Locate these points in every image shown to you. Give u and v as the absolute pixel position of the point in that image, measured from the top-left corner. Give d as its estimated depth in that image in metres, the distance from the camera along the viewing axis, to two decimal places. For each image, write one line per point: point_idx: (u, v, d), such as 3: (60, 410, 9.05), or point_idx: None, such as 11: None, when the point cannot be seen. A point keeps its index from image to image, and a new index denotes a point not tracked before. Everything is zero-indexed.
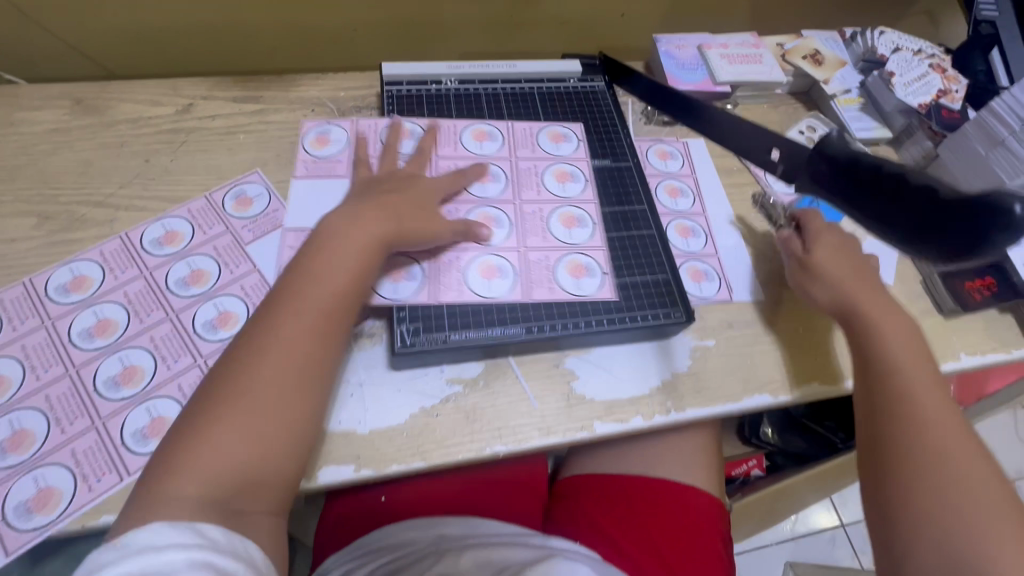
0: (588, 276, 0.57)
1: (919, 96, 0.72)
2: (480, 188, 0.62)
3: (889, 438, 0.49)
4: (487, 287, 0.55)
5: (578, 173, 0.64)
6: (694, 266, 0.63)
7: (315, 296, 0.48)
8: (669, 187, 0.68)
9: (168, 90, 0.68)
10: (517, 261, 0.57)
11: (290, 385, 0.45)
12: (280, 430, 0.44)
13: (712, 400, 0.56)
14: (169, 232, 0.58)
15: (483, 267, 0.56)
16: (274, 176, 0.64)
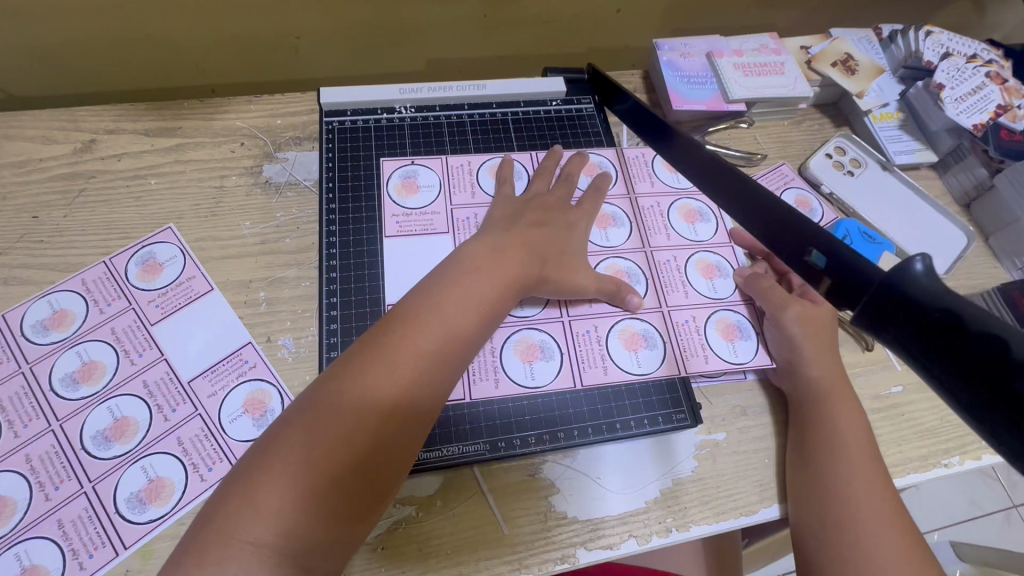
0: (552, 360, 0.48)
1: (975, 113, 0.59)
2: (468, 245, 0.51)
3: (833, 522, 0.40)
4: (529, 372, 0.48)
5: (619, 216, 0.55)
6: (724, 317, 0.52)
7: (440, 327, 0.40)
8: (702, 262, 0.54)
9: (66, 122, 0.56)
10: (509, 347, 0.48)
11: (368, 430, 0.36)
12: (344, 485, 0.34)
13: (722, 514, 0.45)
14: (57, 312, 0.47)
15: (521, 347, 0.48)
16: (190, 231, 0.53)
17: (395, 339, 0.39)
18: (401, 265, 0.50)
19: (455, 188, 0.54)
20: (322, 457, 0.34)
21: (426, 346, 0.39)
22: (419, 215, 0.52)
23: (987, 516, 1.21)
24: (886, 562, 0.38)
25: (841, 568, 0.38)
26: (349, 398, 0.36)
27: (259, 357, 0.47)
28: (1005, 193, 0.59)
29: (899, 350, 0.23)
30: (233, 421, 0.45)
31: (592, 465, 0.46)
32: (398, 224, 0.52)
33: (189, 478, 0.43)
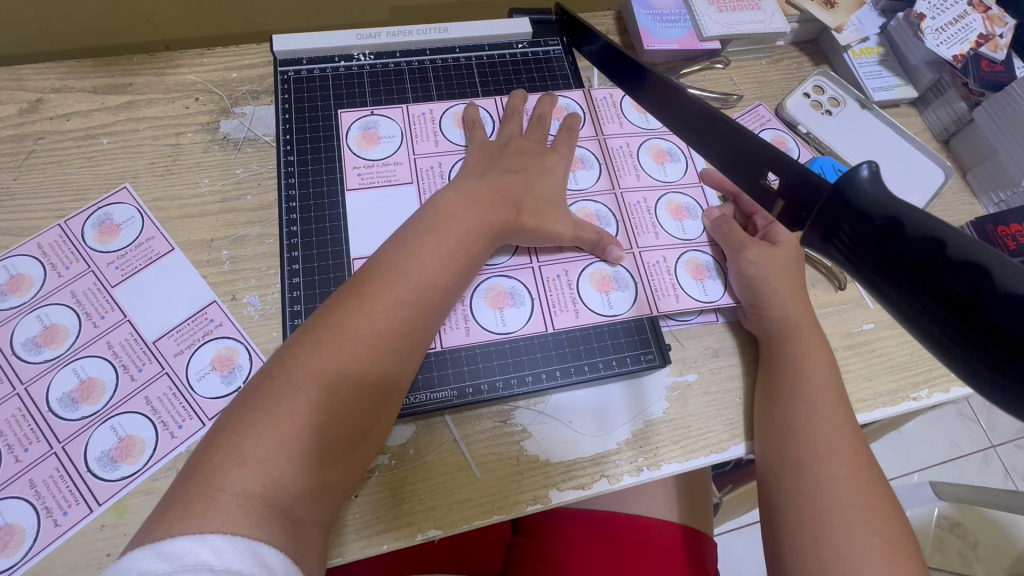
0: (514, 306, 0.48)
1: (955, 44, 0.57)
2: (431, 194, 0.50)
3: (794, 456, 0.41)
4: (499, 319, 0.47)
5: (588, 158, 0.54)
6: (694, 257, 0.52)
7: (416, 277, 0.39)
8: (673, 203, 0.54)
9: (9, 81, 0.54)
10: (477, 295, 0.48)
11: (351, 382, 0.35)
12: (328, 438, 0.34)
13: (693, 452, 0.46)
14: (13, 277, 0.46)
15: (491, 294, 0.48)
16: (146, 191, 0.51)
17: (376, 290, 0.38)
18: (365, 218, 0.49)
19: (418, 136, 0.52)
20: (303, 408, 0.33)
21: (404, 298, 0.38)
22: (382, 165, 0.51)
23: (966, 456, 1.25)
24: (838, 495, 0.38)
25: (798, 504, 0.39)
26: (331, 349, 0.35)
27: (225, 316, 0.47)
28: (984, 127, 0.58)
29: (848, 267, 0.23)
30: (201, 380, 0.45)
31: (564, 409, 0.46)
32: (360, 176, 0.51)
33: (160, 436, 0.43)
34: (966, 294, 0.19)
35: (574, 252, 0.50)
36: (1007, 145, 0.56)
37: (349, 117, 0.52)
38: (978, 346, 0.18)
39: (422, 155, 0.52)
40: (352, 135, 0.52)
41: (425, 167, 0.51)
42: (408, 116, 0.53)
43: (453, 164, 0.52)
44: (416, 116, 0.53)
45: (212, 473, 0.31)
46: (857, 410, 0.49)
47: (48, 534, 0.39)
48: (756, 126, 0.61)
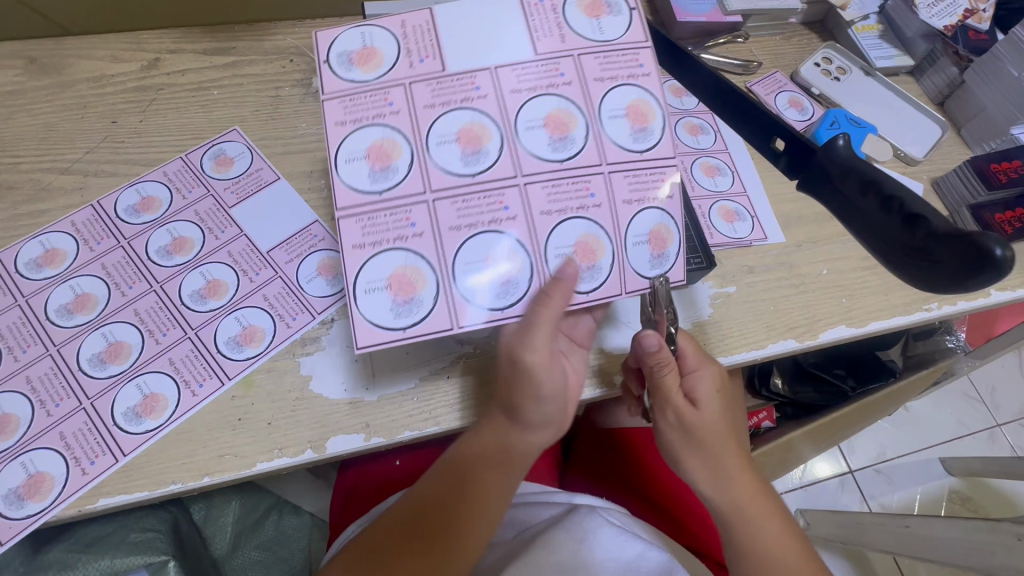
0: (505, 275, 0.42)
1: (944, 18, 0.67)
2: (465, 159, 0.43)
3: (705, 453, 0.47)
4: (493, 293, 0.42)
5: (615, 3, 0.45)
6: (725, 205, 0.60)
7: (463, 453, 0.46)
8: (705, 164, 0.62)
9: (131, 44, 0.62)
10: (518, 164, 0.43)
11: (395, 521, 0.46)
12: (392, 531, 0.45)
13: (735, 349, 0.53)
14: (144, 198, 0.54)
15: (492, 259, 0.42)
16: (253, 132, 0.59)
17: (475, 466, 0.45)
18: (368, 152, 0.42)
19: (415, 49, 0.44)
20: (376, 533, 0.46)
21: (452, 471, 0.46)
22: (369, 91, 0.43)
23: (973, 433, 1.36)
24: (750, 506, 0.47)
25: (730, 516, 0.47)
26: (410, 496, 0.47)
27: (327, 232, 0.54)
28: (975, 87, 0.67)
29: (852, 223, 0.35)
30: (309, 283, 0.51)
31: (641, 258, 0.44)
32: (344, 112, 0.43)
33: (277, 326, 0.49)
34: (919, 232, 0.31)
35: (598, 58, 0.44)
36: (995, 100, 0.65)
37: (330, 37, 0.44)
38: (933, 268, 0.30)
39: (428, 79, 0.43)
40: (341, 56, 0.43)
41: (445, 92, 0.43)
42: (407, 26, 0.44)
43: (491, 83, 0.43)
44: (420, 25, 0.44)
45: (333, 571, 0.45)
46: (877, 317, 0.56)
47: (187, 402, 0.45)
48: (776, 87, 0.70)
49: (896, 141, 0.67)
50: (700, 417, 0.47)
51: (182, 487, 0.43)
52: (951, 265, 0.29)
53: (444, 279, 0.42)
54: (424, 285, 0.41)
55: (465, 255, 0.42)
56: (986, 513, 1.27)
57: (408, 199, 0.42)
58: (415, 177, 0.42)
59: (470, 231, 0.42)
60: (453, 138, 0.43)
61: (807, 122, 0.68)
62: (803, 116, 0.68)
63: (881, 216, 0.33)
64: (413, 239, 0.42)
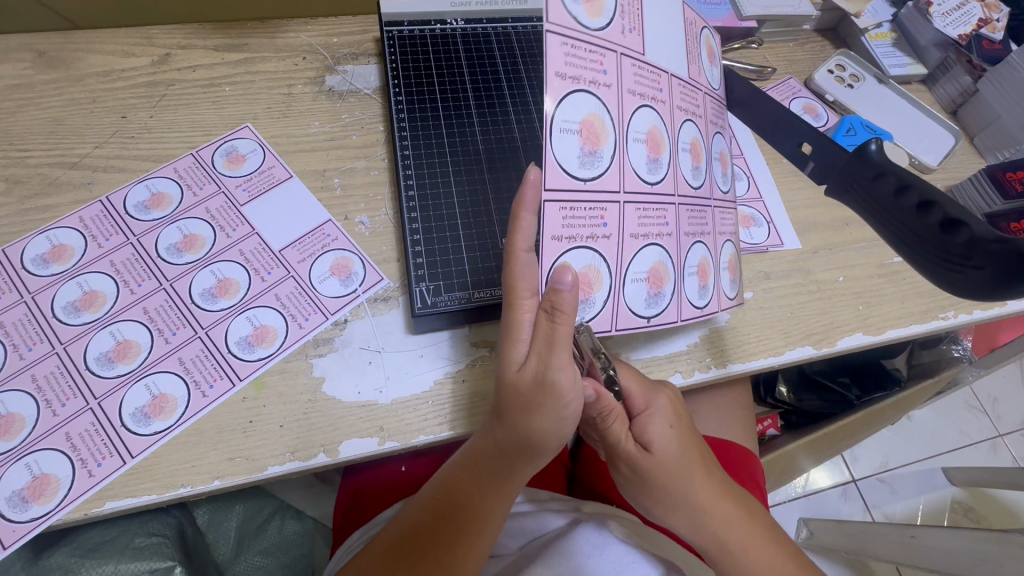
0: (660, 290, 0.44)
1: (958, 27, 0.67)
2: (650, 163, 0.41)
3: (673, 492, 0.44)
4: (649, 300, 0.43)
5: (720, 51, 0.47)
6: (740, 210, 0.59)
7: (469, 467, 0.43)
8: None
9: (142, 39, 0.61)
10: (677, 186, 0.43)
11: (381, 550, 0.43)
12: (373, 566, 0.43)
13: (753, 355, 0.52)
14: (155, 194, 0.53)
15: (652, 272, 0.43)
16: (266, 130, 0.58)
17: (478, 482, 0.43)
18: (582, 126, 0.37)
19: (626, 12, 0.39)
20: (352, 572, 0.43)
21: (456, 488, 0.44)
22: (590, 45, 0.37)
23: (974, 443, 1.36)
24: (734, 534, 0.45)
25: (716, 548, 0.46)
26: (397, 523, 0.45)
27: (340, 232, 0.53)
28: (989, 97, 0.67)
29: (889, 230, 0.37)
30: (323, 285, 0.50)
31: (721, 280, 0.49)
32: (565, 63, 0.35)
33: (289, 327, 0.48)
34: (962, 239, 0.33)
35: (714, 101, 0.47)
36: (1010, 110, 0.65)
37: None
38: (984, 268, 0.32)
39: (631, 59, 0.39)
40: None
41: (642, 82, 0.40)
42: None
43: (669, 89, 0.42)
44: None
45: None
46: (893, 325, 0.56)
47: (197, 403, 0.44)
48: (790, 92, 0.70)
49: (909, 147, 0.67)
50: (655, 457, 0.44)
51: (191, 491, 0.42)
52: (989, 268, 0.32)
53: (618, 281, 0.42)
54: (600, 287, 0.41)
55: (635, 263, 0.42)
56: (989, 523, 1.26)
57: (606, 195, 0.39)
58: (614, 171, 0.39)
59: (641, 242, 0.42)
60: (643, 138, 0.40)
61: (821, 128, 0.68)
62: (817, 123, 0.68)
63: (912, 220, 0.35)
64: (602, 240, 0.40)
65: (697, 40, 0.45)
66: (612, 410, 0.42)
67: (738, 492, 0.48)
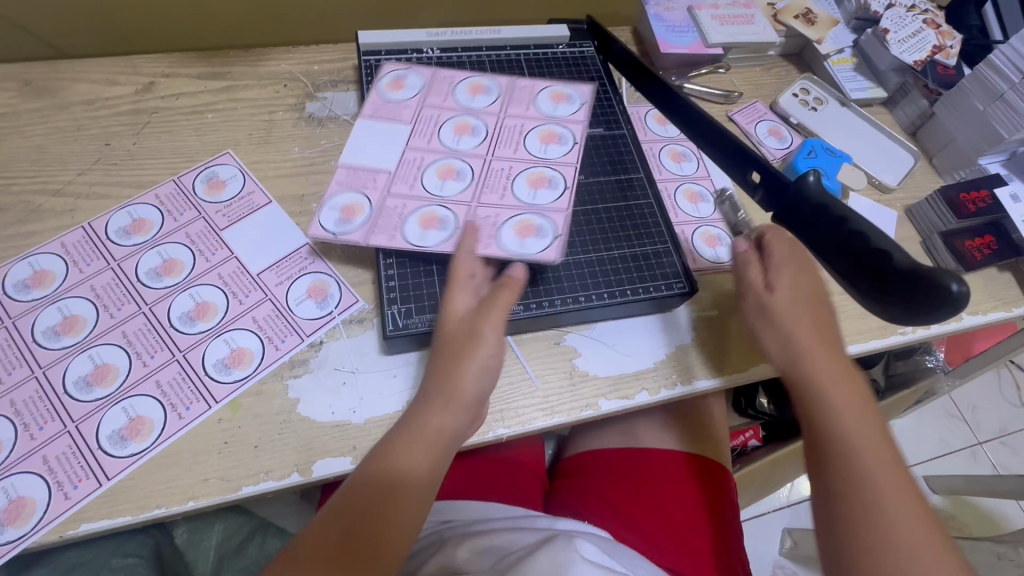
0: (536, 236, 0.51)
1: (914, 53, 0.70)
2: (516, 187, 0.54)
3: (818, 399, 0.45)
4: (522, 244, 0.50)
5: (573, 95, 0.60)
6: (707, 230, 0.61)
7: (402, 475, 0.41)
8: (689, 192, 0.63)
9: (127, 68, 0.63)
10: (526, 206, 0.53)
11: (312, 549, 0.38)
12: (318, 538, 0.39)
13: (718, 371, 0.54)
14: (136, 220, 0.54)
15: (520, 226, 0.51)
16: (246, 156, 0.60)
17: (413, 455, 0.42)
18: (400, 207, 0.52)
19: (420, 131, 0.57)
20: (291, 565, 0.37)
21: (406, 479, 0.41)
22: (398, 154, 0.55)
23: (954, 452, 1.38)
24: (871, 473, 0.41)
25: (850, 487, 0.41)
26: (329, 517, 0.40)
27: (317, 255, 0.55)
28: (944, 119, 0.70)
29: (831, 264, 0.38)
30: (300, 308, 0.52)
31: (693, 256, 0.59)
32: (347, 179, 0.53)
33: (265, 348, 0.49)
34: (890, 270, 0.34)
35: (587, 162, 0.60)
36: (964, 132, 0.68)
37: (449, 77, 0.61)
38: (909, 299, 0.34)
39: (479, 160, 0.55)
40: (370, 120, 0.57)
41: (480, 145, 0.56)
42: (439, 116, 0.58)
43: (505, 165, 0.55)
44: (429, 117, 0.58)
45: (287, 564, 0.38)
46: (854, 340, 0.58)
47: (173, 425, 0.45)
48: (756, 115, 0.72)
49: (870, 167, 0.70)
50: (775, 363, 0.46)
51: (165, 512, 0.43)
52: (916, 299, 0.33)
53: (486, 229, 0.51)
54: (474, 247, 0.50)
55: (505, 215, 0.52)
56: (970, 532, 1.28)
57: (453, 197, 0.53)
58: (452, 202, 0.53)
59: (402, 209, 0.52)
60: (434, 168, 0.54)
61: (786, 150, 0.70)
62: (782, 144, 0.70)
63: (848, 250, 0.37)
64: (461, 209, 0.52)
65: (532, 94, 0.60)
66: (767, 308, 0.48)
67: (880, 408, 0.46)
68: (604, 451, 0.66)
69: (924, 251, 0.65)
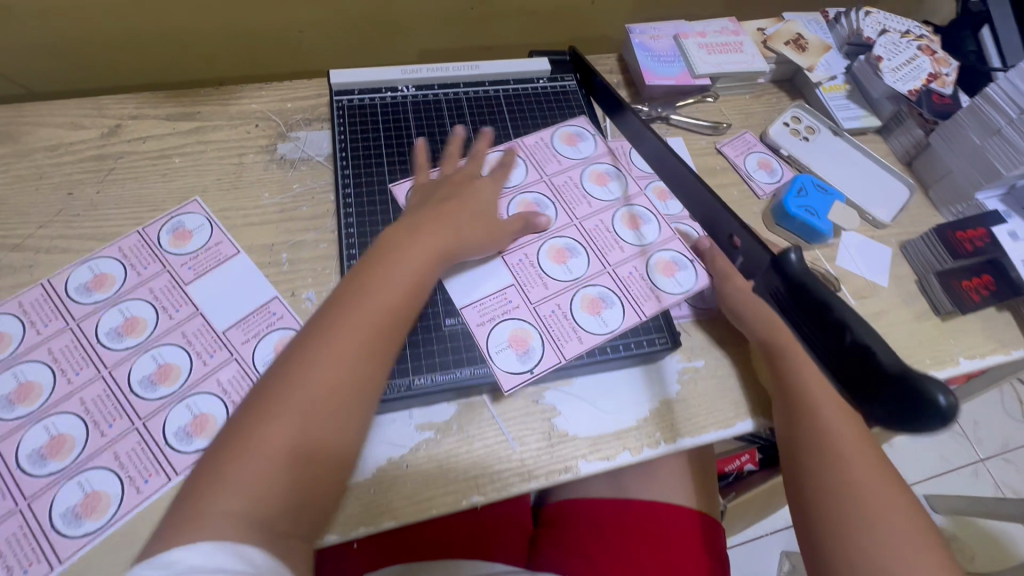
0: (607, 308, 0.54)
1: (909, 82, 0.68)
2: (566, 269, 0.56)
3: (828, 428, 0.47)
4: (602, 321, 0.53)
5: (581, 132, 0.64)
6: (695, 255, 0.59)
7: (333, 356, 0.41)
8: (679, 235, 0.61)
9: (92, 110, 0.61)
10: (615, 283, 0.55)
11: (252, 457, 0.37)
12: (274, 452, 0.37)
13: (704, 428, 0.52)
14: (97, 275, 0.52)
15: (586, 302, 0.54)
16: (214, 203, 0.58)
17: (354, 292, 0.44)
18: (509, 341, 0.51)
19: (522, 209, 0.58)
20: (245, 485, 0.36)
21: (322, 387, 0.40)
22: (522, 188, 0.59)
23: (956, 470, 1.36)
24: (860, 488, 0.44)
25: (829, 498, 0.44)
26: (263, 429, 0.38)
27: (285, 309, 0.52)
28: (940, 151, 0.67)
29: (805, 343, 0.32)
30: (267, 368, 0.50)
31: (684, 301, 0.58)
32: (480, 315, 0.52)
33: (230, 413, 0.47)
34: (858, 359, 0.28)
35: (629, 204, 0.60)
36: (960, 165, 0.65)
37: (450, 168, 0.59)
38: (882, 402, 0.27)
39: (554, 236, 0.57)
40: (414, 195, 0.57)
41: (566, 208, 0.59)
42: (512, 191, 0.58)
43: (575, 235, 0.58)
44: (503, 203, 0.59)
45: (200, 501, 0.36)
46: None
47: (131, 500, 0.43)
48: (745, 147, 0.70)
49: (862, 202, 0.67)
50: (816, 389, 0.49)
51: None
52: (885, 403, 0.26)
53: (563, 317, 0.53)
54: (533, 337, 0.52)
55: (590, 291, 0.55)
56: (974, 553, 1.25)
57: (559, 289, 0.54)
58: (523, 284, 0.54)
59: (490, 324, 0.52)
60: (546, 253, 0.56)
61: (776, 184, 0.68)
62: (772, 178, 0.68)
63: (823, 337, 0.30)
64: (519, 311, 0.53)
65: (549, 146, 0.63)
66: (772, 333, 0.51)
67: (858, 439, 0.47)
68: (591, 505, 0.64)
69: (920, 291, 0.62)
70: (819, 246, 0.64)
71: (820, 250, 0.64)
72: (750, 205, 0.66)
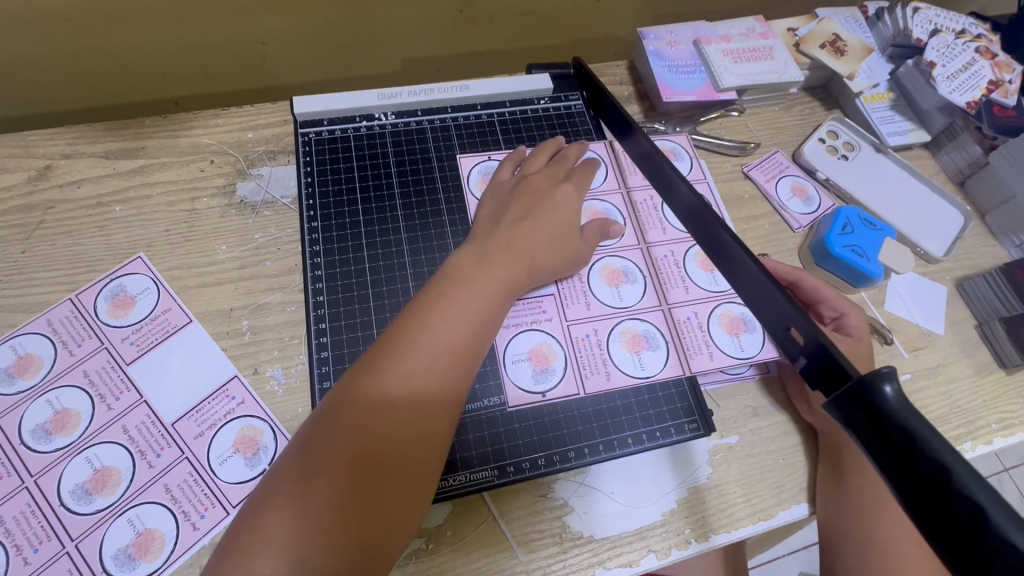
0: (648, 350, 0.49)
1: (967, 91, 0.58)
2: (615, 293, 0.51)
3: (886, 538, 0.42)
4: (638, 363, 0.48)
5: (679, 150, 0.59)
6: (728, 310, 0.51)
7: (425, 353, 0.36)
8: (727, 316, 0.51)
9: (18, 148, 0.52)
10: (662, 323, 0.50)
11: (310, 474, 0.32)
12: (338, 473, 0.32)
13: (741, 521, 0.44)
14: (21, 357, 0.44)
15: (627, 338, 0.49)
16: (162, 260, 0.49)
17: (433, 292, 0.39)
18: (531, 354, 0.47)
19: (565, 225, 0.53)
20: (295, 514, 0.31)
21: (401, 400, 0.35)
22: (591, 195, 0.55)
23: None
24: None
25: None
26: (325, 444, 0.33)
27: (247, 392, 0.45)
28: (1002, 173, 0.58)
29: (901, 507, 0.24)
30: (225, 468, 0.42)
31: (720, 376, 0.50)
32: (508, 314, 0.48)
33: (180, 527, 0.40)
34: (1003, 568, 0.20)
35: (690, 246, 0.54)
36: None
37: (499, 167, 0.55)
38: None
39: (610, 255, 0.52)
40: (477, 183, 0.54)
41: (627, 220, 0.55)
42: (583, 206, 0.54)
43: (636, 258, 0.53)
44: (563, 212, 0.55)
45: (263, 518, 0.31)
46: None
47: None
48: (778, 169, 0.61)
49: (913, 234, 0.58)
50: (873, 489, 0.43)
51: None
52: None
53: (575, 358, 0.47)
54: (557, 358, 0.47)
55: (630, 325, 0.50)
56: None
57: (599, 318, 0.49)
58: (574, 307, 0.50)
59: (516, 328, 0.48)
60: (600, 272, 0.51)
61: (813, 214, 0.59)
62: (808, 207, 0.59)
63: (936, 514, 0.22)
64: (547, 323, 0.48)
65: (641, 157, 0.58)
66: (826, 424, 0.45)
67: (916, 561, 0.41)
68: None
69: (982, 339, 0.54)
70: (866, 288, 0.55)
71: (866, 293, 0.55)
72: (784, 240, 0.58)
